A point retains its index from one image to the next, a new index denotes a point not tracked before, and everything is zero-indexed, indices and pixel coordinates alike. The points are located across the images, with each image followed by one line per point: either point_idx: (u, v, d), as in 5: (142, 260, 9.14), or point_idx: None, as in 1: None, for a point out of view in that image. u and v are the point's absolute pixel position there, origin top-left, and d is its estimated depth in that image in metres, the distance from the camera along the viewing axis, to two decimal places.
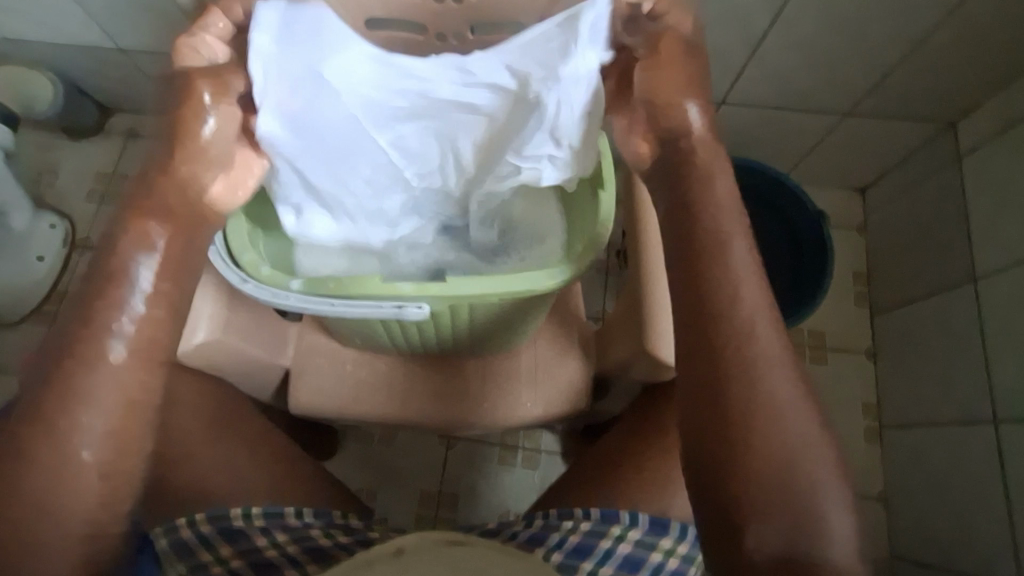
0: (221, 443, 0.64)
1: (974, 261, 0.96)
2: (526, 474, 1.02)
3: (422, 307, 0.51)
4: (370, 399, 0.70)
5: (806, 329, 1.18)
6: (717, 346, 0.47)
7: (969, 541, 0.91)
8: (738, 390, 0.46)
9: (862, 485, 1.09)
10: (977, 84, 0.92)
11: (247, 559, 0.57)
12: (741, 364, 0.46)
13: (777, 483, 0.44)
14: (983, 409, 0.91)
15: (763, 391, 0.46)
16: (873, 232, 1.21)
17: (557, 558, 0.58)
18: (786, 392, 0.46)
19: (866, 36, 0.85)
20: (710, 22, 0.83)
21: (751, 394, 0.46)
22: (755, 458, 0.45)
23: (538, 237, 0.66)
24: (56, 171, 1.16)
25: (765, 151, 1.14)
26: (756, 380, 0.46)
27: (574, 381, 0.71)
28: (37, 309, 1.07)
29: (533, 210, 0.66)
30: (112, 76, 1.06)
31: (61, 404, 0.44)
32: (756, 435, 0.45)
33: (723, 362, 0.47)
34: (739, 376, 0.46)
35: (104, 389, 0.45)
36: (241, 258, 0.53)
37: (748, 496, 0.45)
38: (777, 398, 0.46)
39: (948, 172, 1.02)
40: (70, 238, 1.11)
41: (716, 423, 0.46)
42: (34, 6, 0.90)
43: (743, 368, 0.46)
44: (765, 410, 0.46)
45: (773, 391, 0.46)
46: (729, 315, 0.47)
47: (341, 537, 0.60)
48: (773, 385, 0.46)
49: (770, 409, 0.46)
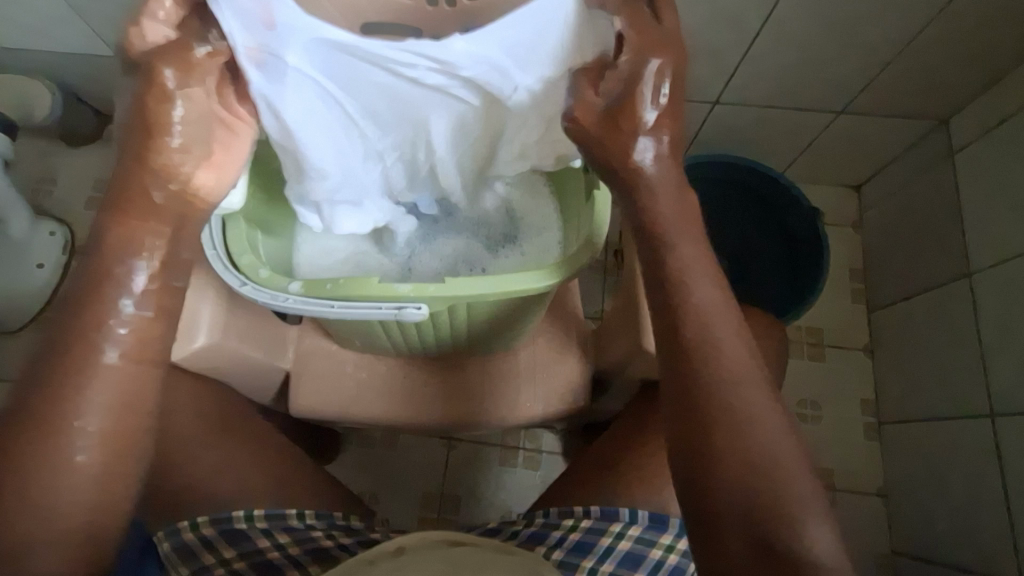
0: (223, 446, 0.64)
1: (969, 257, 0.96)
2: (527, 473, 1.03)
3: (420, 307, 0.51)
4: (371, 400, 0.71)
5: (804, 326, 1.18)
6: (693, 361, 0.50)
7: (968, 534, 0.92)
8: (715, 400, 0.49)
9: (862, 481, 1.10)
10: (968, 80, 0.93)
11: (249, 561, 0.57)
12: (716, 375, 0.50)
13: (756, 484, 0.48)
14: (980, 403, 0.92)
15: (738, 400, 0.49)
16: (868, 228, 1.21)
17: (557, 556, 0.59)
18: (756, 398, 0.50)
19: (857, 34, 0.86)
20: (703, 23, 0.84)
21: (727, 404, 0.49)
22: (733, 464, 0.48)
23: (538, 231, 0.68)
24: (54, 179, 1.16)
25: (760, 149, 1.15)
26: (730, 390, 0.50)
27: (572, 380, 0.72)
28: (38, 316, 1.08)
29: (529, 204, 0.68)
30: (110, 84, 1.07)
31: (60, 412, 0.44)
32: (735, 441, 0.49)
33: (699, 373, 0.50)
34: (713, 388, 0.50)
35: (105, 395, 0.46)
36: (239, 259, 0.54)
37: (727, 498, 0.48)
38: (749, 405, 0.50)
39: (942, 167, 1.03)
40: (70, 245, 1.11)
41: (697, 431, 0.49)
42: (32, 15, 0.91)
43: (717, 380, 0.50)
44: (739, 417, 0.49)
45: (746, 399, 0.50)
46: (702, 328, 0.50)
47: (343, 538, 0.60)
48: (745, 394, 0.50)
49: (744, 417, 0.49)
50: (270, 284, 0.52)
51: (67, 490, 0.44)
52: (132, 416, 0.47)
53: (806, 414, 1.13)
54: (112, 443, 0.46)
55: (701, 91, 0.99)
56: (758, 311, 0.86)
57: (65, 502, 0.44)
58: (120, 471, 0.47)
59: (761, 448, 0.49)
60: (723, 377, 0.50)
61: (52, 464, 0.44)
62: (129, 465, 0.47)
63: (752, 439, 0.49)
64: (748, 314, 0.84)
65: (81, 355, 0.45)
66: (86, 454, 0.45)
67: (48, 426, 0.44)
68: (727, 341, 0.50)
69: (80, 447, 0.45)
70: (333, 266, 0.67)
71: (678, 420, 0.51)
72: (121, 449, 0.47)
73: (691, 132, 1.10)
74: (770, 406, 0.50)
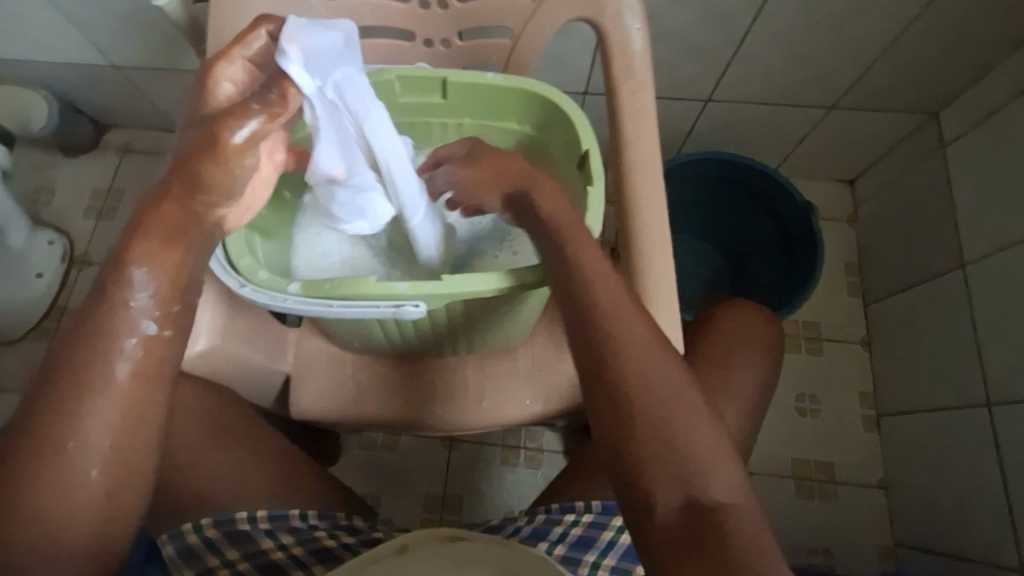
0: (226, 450, 0.64)
1: (962, 247, 0.97)
2: (529, 473, 1.03)
3: (418, 305, 0.51)
4: (371, 401, 0.71)
5: (801, 321, 1.19)
6: (613, 390, 0.49)
7: (968, 524, 0.92)
8: (640, 425, 0.47)
9: (862, 473, 1.10)
10: (957, 73, 0.94)
11: (254, 562, 0.59)
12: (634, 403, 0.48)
13: (685, 512, 0.45)
14: (976, 393, 0.93)
15: (660, 423, 0.47)
16: (863, 222, 1.22)
17: (560, 552, 0.60)
18: (679, 417, 0.48)
19: (847, 30, 0.86)
20: (693, 22, 0.85)
21: (648, 429, 0.47)
22: (666, 486, 0.46)
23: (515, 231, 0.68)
24: (51, 190, 1.16)
25: (754, 147, 1.16)
26: (659, 410, 0.48)
27: (570, 376, 0.71)
28: (39, 326, 1.08)
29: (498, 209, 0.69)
30: (107, 93, 1.07)
31: (74, 430, 0.45)
32: (661, 462, 0.46)
33: (620, 397, 0.48)
34: (629, 414, 0.48)
35: (133, 407, 0.46)
36: (232, 254, 0.55)
37: (664, 535, 0.45)
38: None
39: (934, 160, 1.04)
40: (69, 254, 1.12)
41: None
42: (27, 26, 0.91)
43: (639, 401, 0.48)
44: None
45: (674, 417, 0.48)
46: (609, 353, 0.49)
47: (346, 537, 0.61)
48: (668, 411, 0.48)
49: (666, 441, 0.47)
50: (272, 285, 0.53)
51: (69, 511, 0.44)
52: (145, 430, 0.47)
53: (805, 409, 1.13)
54: (125, 460, 0.46)
55: (693, 89, 0.99)
56: (754, 305, 0.87)
57: (77, 521, 0.45)
58: (129, 490, 0.47)
59: (695, 466, 0.46)
60: (642, 401, 0.48)
61: (64, 485, 0.44)
62: (135, 487, 0.47)
63: (686, 459, 0.46)
64: (742, 309, 0.85)
65: (99, 377, 0.45)
66: (98, 472, 0.45)
67: (61, 441, 0.44)
68: (648, 363, 0.49)
69: (93, 465, 0.45)
70: (327, 266, 0.65)
71: (608, 453, 0.49)
72: (129, 471, 0.47)
73: (684, 129, 1.11)
74: (704, 426, 0.48)
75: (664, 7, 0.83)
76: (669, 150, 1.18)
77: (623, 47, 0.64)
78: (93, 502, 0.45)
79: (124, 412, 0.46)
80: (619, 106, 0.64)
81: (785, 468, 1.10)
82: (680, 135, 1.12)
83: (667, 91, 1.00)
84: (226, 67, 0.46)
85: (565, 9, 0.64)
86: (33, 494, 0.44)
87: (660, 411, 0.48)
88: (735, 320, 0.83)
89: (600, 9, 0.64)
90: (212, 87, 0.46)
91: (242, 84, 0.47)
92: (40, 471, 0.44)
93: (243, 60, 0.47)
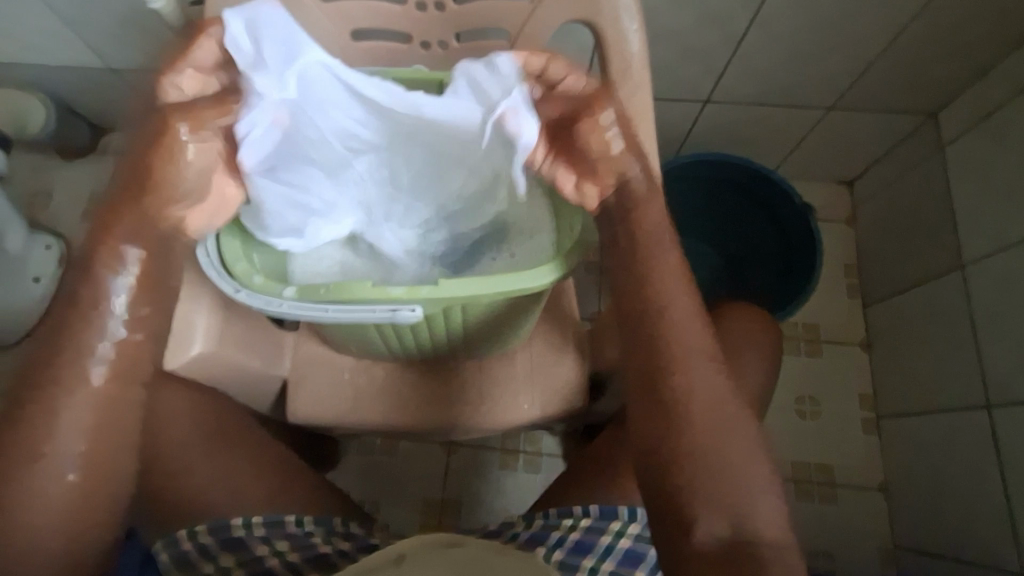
0: (218, 454, 0.64)
1: (961, 249, 0.97)
2: (528, 477, 1.02)
3: (414, 309, 0.51)
4: (368, 406, 0.70)
5: (800, 323, 1.18)
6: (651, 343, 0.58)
7: (967, 526, 0.92)
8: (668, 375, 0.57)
9: (861, 476, 1.10)
10: (955, 74, 0.94)
11: (247, 569, 0.58)
12: None
13: None
14: (976, 395, 0.92)
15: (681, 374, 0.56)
16: (862, 224, 1.22)
17: (558, 557, 0.58)
18: (695, 372, 0.57)
19: (844, 31, 0.86)
20: (691, 24, 0.85)
21: None
22: (687, 429, 0.55)
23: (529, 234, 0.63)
24: (49, 193, 1.16)
25: (752, 149, 1.16)
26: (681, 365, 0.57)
27: (568, 380, 0.71)
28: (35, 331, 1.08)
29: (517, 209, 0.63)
30: (104, 96, 1.07)
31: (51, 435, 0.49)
32: (672, 408, 0.56)
33: (657, 347, 0.58)
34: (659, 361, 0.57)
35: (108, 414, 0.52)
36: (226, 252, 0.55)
37: (676, 463, 0.55)
38: None
39: (932, 161, 1.04)
40: (66, 258, 1.11)
41: None
42: (23, 29, 0.91)
43: (673, 353, 0.57)
44: None
45: (694, 375, 0.57)
46: None
47: (342, 543, 0.60)
48: (691, 365, 0.57)
49: (686, 389, 0.56)
50: (265, 290, 0.52)
51: (40, 517, 0.49)
52: (114, 436, 0.52)
53: (805, 411, 1.13)
54: (99, 461, 0.51)
55: (691, 91, 0.99)
56: (753, 306, 0.86)
57: (54, 522, 0.49)
58: (100, 493, 0.51)
59: (700, 413, 0.55)
60: (671, 352, 0.57)
61: (40, 475, 0.49)
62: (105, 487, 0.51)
63: (694, 407, 0.56)
64: (740, 311, 0.84)
65: None
66: (74, 476, 0.50)
67: (38, 443, 0.49)
68: None
69: (67, 468, 0.50)
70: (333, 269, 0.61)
71: None
72: (103, 469, 0.51)
73: (683, 131, 1.11)
74: None
75: (662, 9, 0.83)
76: (666, 152, 1.17)
77: (621, 47, 0.64)
78: (72, 503, 0.50)
79: (97, 419, 0.51)
80: (616, 107, 0.64)
81: (785, 471, 1.10)
82: (678, 137, 1.12)
83: (665, 92, 1.00)
84: (176, 77, 0.52)
85: (563, 10, 0.63)
86: (16, 496, 0.48)
87: (683, 363, 0.57)
88: (734, 321, 0.83)
89: (597, 9, 0.63)
90: (166, 96, 0.52)
91: (193, 91, 0.53)
92: (17, 474, 0.49)
93: (191, 69, 0.52)
